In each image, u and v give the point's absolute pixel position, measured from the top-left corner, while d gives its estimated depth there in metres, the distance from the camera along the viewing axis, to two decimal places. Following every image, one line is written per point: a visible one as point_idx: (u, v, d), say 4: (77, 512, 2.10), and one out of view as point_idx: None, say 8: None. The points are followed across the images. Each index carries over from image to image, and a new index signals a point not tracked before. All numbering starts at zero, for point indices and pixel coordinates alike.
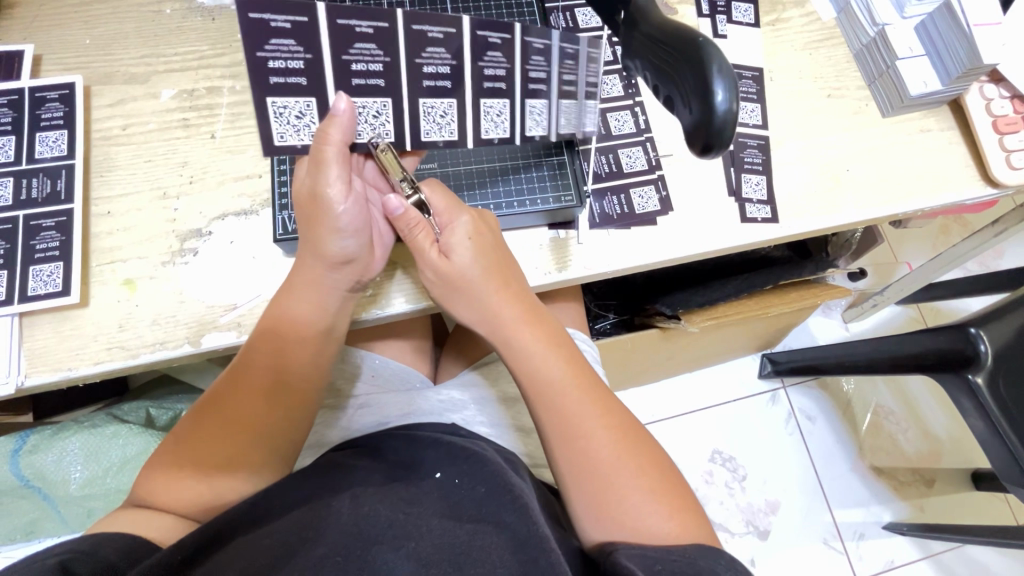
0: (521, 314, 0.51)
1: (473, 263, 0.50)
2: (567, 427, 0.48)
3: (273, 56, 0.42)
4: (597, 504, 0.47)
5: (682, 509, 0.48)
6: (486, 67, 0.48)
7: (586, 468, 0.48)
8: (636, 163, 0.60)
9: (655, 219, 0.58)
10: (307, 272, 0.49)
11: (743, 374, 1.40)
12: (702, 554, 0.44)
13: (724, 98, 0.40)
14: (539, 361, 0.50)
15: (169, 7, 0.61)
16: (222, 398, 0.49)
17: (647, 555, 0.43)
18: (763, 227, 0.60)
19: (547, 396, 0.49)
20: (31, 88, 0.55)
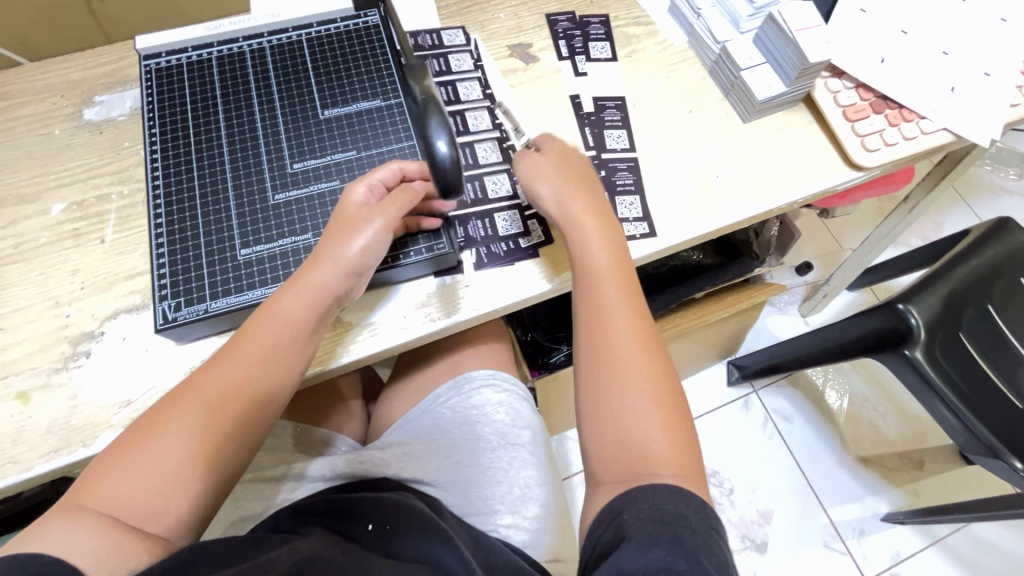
0: (579, 210, 0.55)
1: (541, 173, 0.57)
2: (597, 312, 0.52)
3: (210, 167, 0.57)
4: (608, 411, 0.49)
5: (677, 431, 0.48)
6: (376, 129, 0.60)
7: (606, 375, 0.50)
8: (503, 190, 0.63)
9: (538, 250, 0.61)
10: (313, 277, 0.50)
11: (712, 386, 1.40)
12: (675, 501, 0.43)
13: (444, 150, 0.45)
14: (590, 246, 0.54)
15: (58, 127, 0.65)
16: (203, 393, 0.46)
17: (645, 512, 0.42)
18: (643, 243, 0.62)
19: (586, 279, 0.53)
20: None
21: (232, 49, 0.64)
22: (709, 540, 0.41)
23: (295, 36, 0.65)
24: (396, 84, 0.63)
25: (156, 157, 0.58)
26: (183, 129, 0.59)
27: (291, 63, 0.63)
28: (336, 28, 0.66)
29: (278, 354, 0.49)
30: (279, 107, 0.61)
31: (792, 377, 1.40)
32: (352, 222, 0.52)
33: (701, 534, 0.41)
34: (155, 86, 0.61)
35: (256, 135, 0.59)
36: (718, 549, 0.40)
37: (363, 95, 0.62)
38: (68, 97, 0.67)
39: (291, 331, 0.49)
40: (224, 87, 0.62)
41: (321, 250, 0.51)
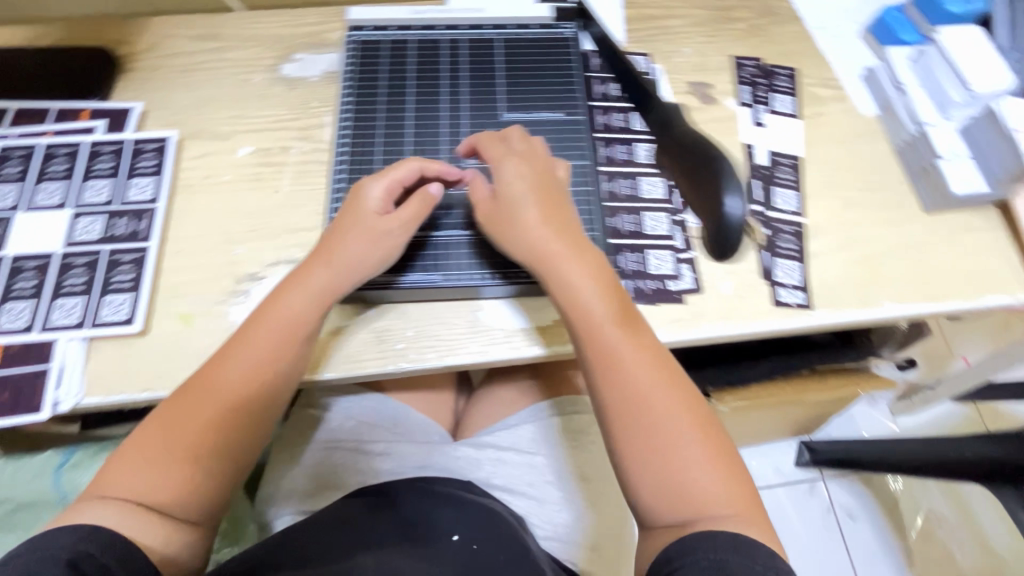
0: (567, 249, 0.51)
1: (522, 191, 0.52)
2: (615, 365, 0.48)
3: (393, 146, 0.60)
4: (655, 468, 0.46)
5: (732, 470, 0.46)
6: (554, 142, 0.61)
7: (641, 426, 0.47)
8: (659, 227, 0.62)
9: (685, 297, 0.59)
10: (315, 278, 0.52)
11: (779, 461, 1.33)
12: (738, 555, 0.41)
13: (735, 209, 0.58)
14: (580, 290, 0.50)
15: (258, 76, 0.69)
16: (214, 386, 0.49)
17: (708, 563, 0.40)
18: (796, 313, 0.59)
19: (590, 329, 0.49)
20: (133, 139, 0.63)
21: (430, 35, 0.66)
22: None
23: (491, 33, 0.67)
24: (580, 100, 0.63)
25: (347, 126, 0.61)
26: (374, 103, 0.62)
27: (483, 60, 0.65)
28: (531, 34, 0.67)
29: (282, 347, 0.50)
30: (465, 101, 0.62)
31: (866, 475, 1.31)
32: (371, 229, 0.53)
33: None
34: (357, 57, 0.65)
35: (440, 123, 0.61)
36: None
37: (545, 105, 0.63)
38: (270, 50, 0.71)
39: (299, 324, 0.51)
40: (418, 71, 0.64)
41: (327, 253, 0.53)
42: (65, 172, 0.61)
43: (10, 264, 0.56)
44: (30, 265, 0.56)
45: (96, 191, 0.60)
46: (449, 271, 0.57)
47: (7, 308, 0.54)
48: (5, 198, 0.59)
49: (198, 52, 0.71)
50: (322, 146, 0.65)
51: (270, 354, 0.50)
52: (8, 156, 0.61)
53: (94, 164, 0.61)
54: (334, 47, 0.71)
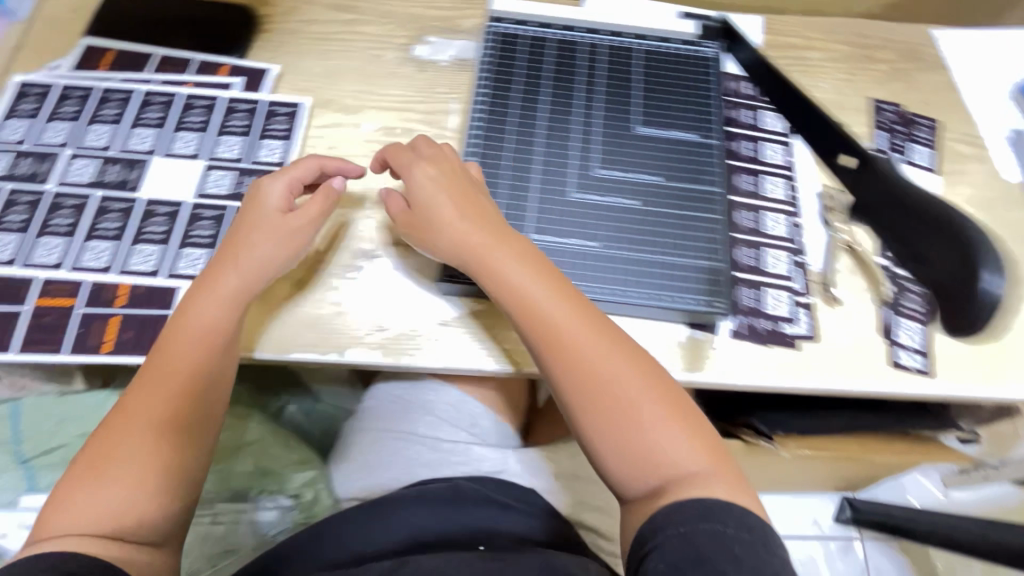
0: (491, 240, 0.50)
1: (423, 180, 0.53)
2: (563, 344, 0.46)
3: (521, 144, 0.59)
4: (620, 446, 0.44)
5: (694, 426, 0.45)
6: (686, 162, 0.59)
7: (593, 399, 0.45)
8: (779, 266, 0.60)
9: (798, 342, 0.57)
10: (229, 273, 0.51)
11: (817, 513, 1.29)
12: (713, 517, 0.40)
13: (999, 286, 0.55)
14: (517, 274, 0.49)
15: (389, 54, 0.69)
16: (151, 393, 0.47)
17: (681, 531, 0.40)
18: (915, 378, 0.56)
19: (530, 313, 0.48)
20: (268, 102, 0.64)
21: (569, 36, 0.65)
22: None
23: (631, 42, 0.65)
24: (715, 123, 0.61)
25: (478, 117, 0.60)
26: (507, 97, 0.61)
27: (620, 69, 0.63)
28: (670, 48, 0.65)
29: (208, 338, 0.49)
30: (598, 107, 0.61)
31: (908, 544, 1.26)
32: (277, 226, 0.52)
33: (766, 563, 0.39)
34: (494, 49, 0.64)
35: (571, 127, 0.60)
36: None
37: (680, 123, 0.61)
38: (403, 29, 0.71)
39: (225, 317, 0.50)
40: (553, 71, 0.63)
41: (233, 252, 0.52)
42: (201, 125, 0.62)
43: (143, 207, 0.58)
44: (160, 211, 0.58)
45: (229, 148, 0.61)
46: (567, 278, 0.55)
47: (136, 249, 0.56)
48: (145, 142, 0.61)
49: (334, 22, 0.71)
50: (446, 133, 0.65)
51: (196, 351, 0.48)
52: (150, 102, 0.63)
53: (229, 121, 0.62)
54: (466, 35, 0.71)
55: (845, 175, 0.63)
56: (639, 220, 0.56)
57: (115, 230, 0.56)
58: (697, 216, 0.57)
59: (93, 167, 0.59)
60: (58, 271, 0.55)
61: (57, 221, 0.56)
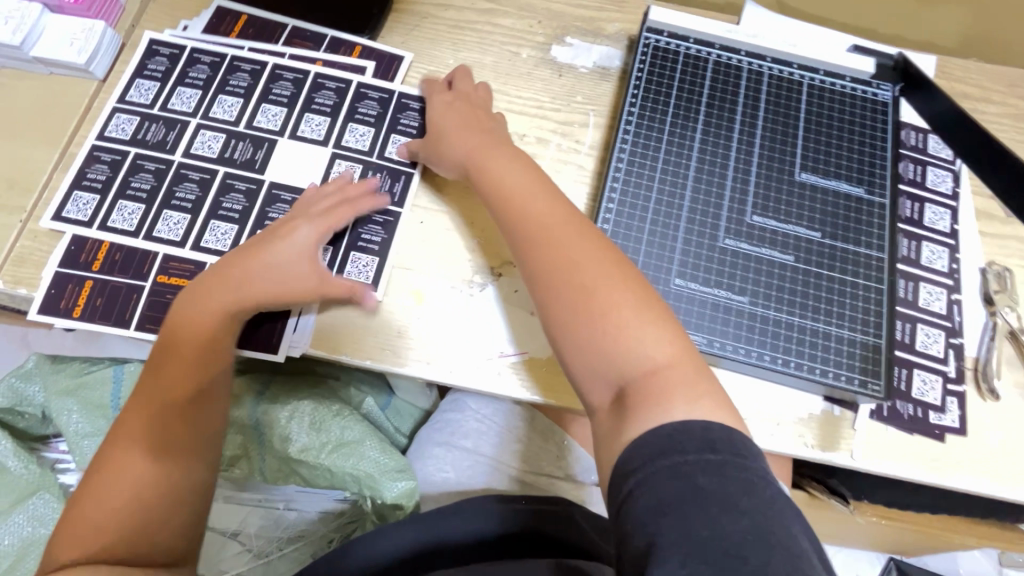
0: (482, 145, 0.53)
1: (444, 111, 0.57)
2: (535, 243, 0.47)
3: (671, 176, 0.54)
4: (589, 343, 0.43)
5: (665, 324, 0.43)
6: (851, 221, 0.54)
7: (559, 289, 0.45)
8: (932, 345, 0.54)
9: (945, 435, 0.52)
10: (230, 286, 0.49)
11: (859, 569, 1.24)
12: (695, 444, 0.36)
13: None
14: (503, 173, 0.51)
15: (526, 52, 0.65)
16: (149, 411, 0.48)
17: (655, 451, 0.36)
18: None
19: (509, 214, 0.49)
20: (400, 93, 0.61)
21: (732, 60, 0.59)
22: (759, 515, 0.33)
23: (797, 73, 0.59)
24: (885, 177, 0.55)
25: (626, 139, 0.56)
26: (658, 121, 0.56)
27: (784, 102, 0.58)
28: (840, 86, 0.59)
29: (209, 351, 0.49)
30: (758, 145, 0.56)
31: None
32: (286, 264, 0.50)
33: (740, 486, 0.34)
34: (649, 64, 0.59)
35: (727, 164, 0.55)
36: (781, 541, 0.32)
37: (844, 174, 0.56)
38: (543, 25, 0.66)
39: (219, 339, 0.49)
40: (711, 97, 0.57)
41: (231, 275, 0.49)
42: (330, 108, 0.59)
43: (267, 190, 0.56)
44: (285, 197, 0.56)
45: (357, 138, 0.58)
46: (711, 332, 0.50)
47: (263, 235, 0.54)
48: (273, 120, 0.58)
49: (470, 9, 0.66)
50: (581, 148, 0.60)
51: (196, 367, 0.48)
52: (280, 77, 0.60)
53: (359, 108, 0.59)
54: (610, 40, 0.65)
55: None
56: (793, 279, 0.51)
57: (238, 211, 0.55)
58: (857, 283, 0.52)
59: (220, 141, 0.57)
60: (180, 248, 0.53)
61: (181, 194, 0.55)
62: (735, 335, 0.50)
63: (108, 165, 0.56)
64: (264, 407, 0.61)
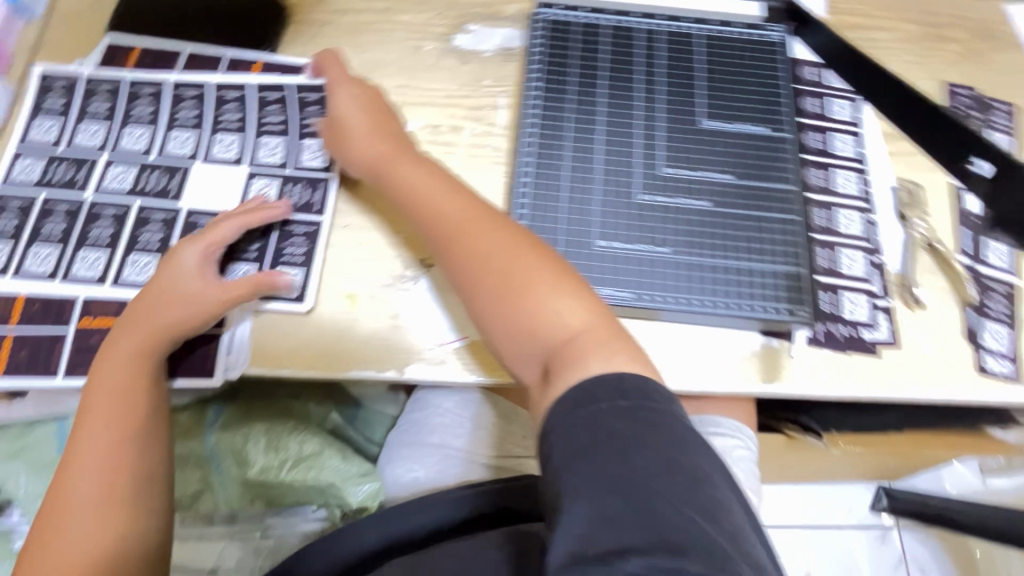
0: (391, 149, 0.53)
1: (350, 105, 0.56)
2: (451, 232, 0.48)
3: (582, 143, 0.55)
4: (508, 323, 0.44)
5: (575, 288, 0.44)
6: (760, 159, 0.55)
7: (476, 273, 0.46)
8: (855, 267, 0.56)
9: (879, 349, 0.54)
10: (132, 324, 0.49)
11: (853, 502, 1.27)
12: (612, 393, 0.36)
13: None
14: (413, 171, 0.52)
15: (429, 45, 0.65)
16: (75, 465, 0.47)
17: (574, 409, 0.36)
18: (1001, 385, 0.53)
19: (423, 211, 0.50)
20: (298, 87, 0.60)
21: (626, 23, 0.60)
22: (669, 450, 0.34)
23: (690, 27, 0.61)
24: (786, 113, 0.57)
25: (533, 113, 0.57)
26: (561, 92, 0.57)
27: (681, 56, 0.59)
28: (732, 33, 0.61)
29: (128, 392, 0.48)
30: (662, 101, 0.57)
31: (945, 531, 1.24)
32: (178, 289, 0.49)
33: (652, 427, 0.35)
34: (546, 39, 0.60)
35: (634, 123, 0.56)
36: (687, 471, 0.34)
37: (749, 114, 0.57)
38: (442, 17, 0.66)
39: (125, 385, 0.48)
40: (610, 61, 0.59)
41: (132, 317, 0.49)
42: (238, 123, 0.59)
43: (185, 218, 0.55)
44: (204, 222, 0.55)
45: (269, 150, 0.58)
46: (639, 285, 0.51)
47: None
48: (183, 145, 0.58)
49: (368, 11, 0.66)
50: (495, 130, 0.61)
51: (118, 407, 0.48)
52: (183, 102, 0.59)
53: (265, 118, 0.59)
54: (510, 22, 0.66)
55: (984, 186, 0.57)
56: (713, 225, 0.53)
57: (157, 242, 0.54)
58: (773, 217, 0.53)
59: (131, 173, 0.56)
60: (101, 286, 0.52)
61: (97, 232, 0.54)
62: (663, 286, 0.51)
63: (16, 212, 0.54)
64: (218, 436, 0.61)
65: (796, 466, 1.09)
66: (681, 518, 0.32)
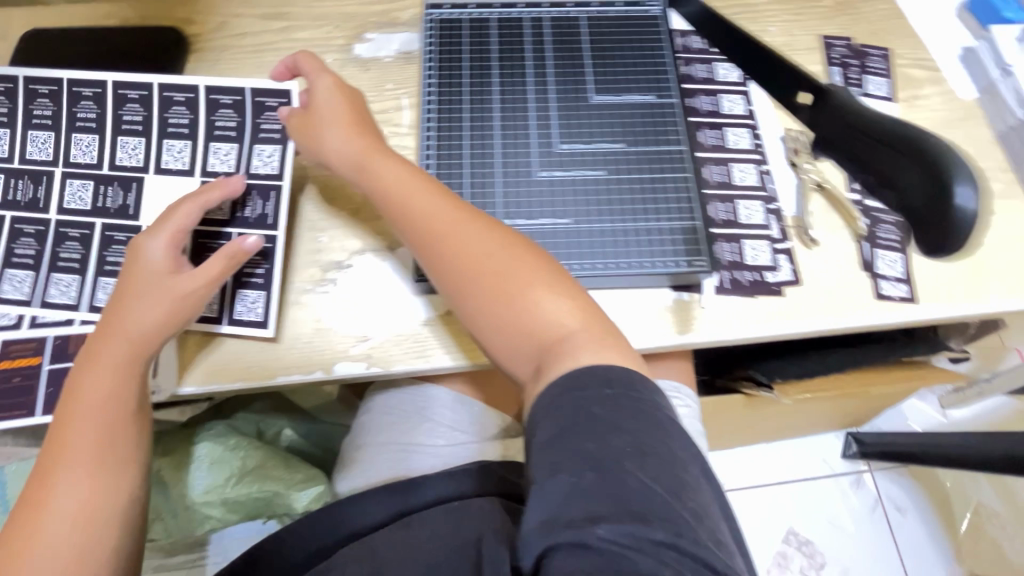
0: (367, 146, 0.52)
1: (326, 99, 0.54)
2: (432, 229, 0.47)
3: (479, 131, 0.58)
4: (498, 322, 0.44)
5: (564, 285, 0.45)
6: (650, 126, 0.58)
7: (462, 273, 0.45)
8: (754, 215, 0.59)
9: (783, 289, 0.57)
10: (115, 333, 0.48)
11: (825, 453, 1.30)
12: (598, 383, 0.38)
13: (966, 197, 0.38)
14: (389, 168, 0.50)
15: (330, 58, 0.67)
16: (46, 486, 0.43)
17: (561, 399, 0.37)
18: (898, 307, 0.57)
19: (398, 210, 0.49)
20: (160, 84, 0.56)
21: (512, 13, 0.63)
22: (643, 431, 0.36)
23: (573, 11, 0.63)
24: (671, 81, 0.60)
25: (431, 109, 0.59)
26: (456, 86, 0.60)
27: (567, 39, 0.62)
28: (613, 11, 0.64)
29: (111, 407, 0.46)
30: (554, 83, 0.60)
31: (915, 467, 1.28)
32: (155, 286, 0.49)
33: (631, 412, 0.36)
34: (437, 37, 0.62)
35: (528, 107, 0.59)
36: (657, 450, 0.35)
37: (637, 87, 0.60)
38: (340, 29, 0.68)
39: (107, 401, 0.46)
40: (501, 51, 0.61)
41: (113, 320, 0.48)
42: (185, 128, 0.57)
43: (101, 233, 0.55)
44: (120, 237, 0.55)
45: (177, 157, 0.56)
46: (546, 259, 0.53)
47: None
48: (88, 152, 0.56)
49: (268, 32, 0.68)
50: (401, 130, 0.63)
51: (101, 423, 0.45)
52: None
53: (170, 119, 0.56)
54: (406, 27, 0.68)
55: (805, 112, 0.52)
56: (612, 193, 0.55)
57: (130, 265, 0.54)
58: (668, 178, 0.56)
59: (49, 186, 0.56)
60: (31, 305, 0.54)
61: (66, 256, 0.55)
62: (568, 255, 0.53)
63: None
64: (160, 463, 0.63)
65: (760, 423, 1.12)
66: (653, 494, 0.34)
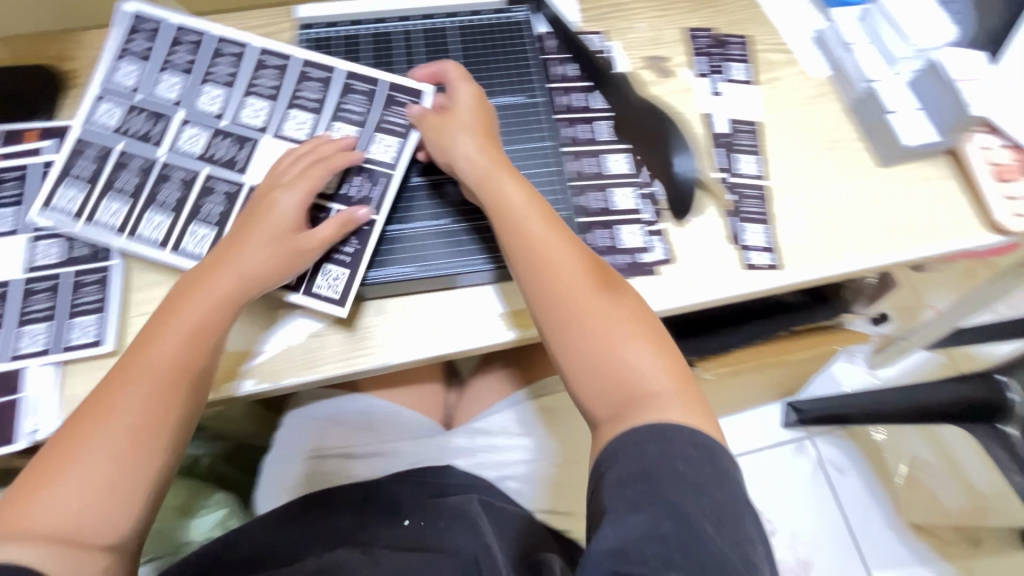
0: (494, 162, 0.54)
1: (468, 110, 0.57)
2: (535, 265, 0.50)
3: None
4: (584, 358, 0.47)
5: (655, 335, 0.49)
6: (519, 126, 0.63)
7: (567, 316, 0.48)
8: (626, 201, 0.62)
9: (657, 268, 0.60)
10: (229, 273, 0.50)
11: (766, 424, 1.34)
12: (679, 443, 0.42)
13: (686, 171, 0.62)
14: (507, 191, 0.53)
15: None
16: (126, 395, 0.46)
17: (643, 455, 0.41)
18: (765, 274, 0.60)
19: (514, 239, 0.51)
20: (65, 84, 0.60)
21: (383, 28, 0.65)
22: (716, 492, 0.40)
23: (443, 21, 0.66)
24: (538, 83, 0.65)
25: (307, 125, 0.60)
26: None
27: (438, 50, 0.65)
28: (482, 20, 0.67)
29: (191, 344, 0.49)
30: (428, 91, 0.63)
31: (850, 428, 1.33)
32: (276, 233, 0.52)
33: (711, 475, 0.41)
34: None
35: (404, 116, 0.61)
36: (727, 512, 0.39)
37: (507, 90, 0.64)
38: None
39: (213, 318, 0.50)
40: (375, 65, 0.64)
41: (220, 260, 0.51)
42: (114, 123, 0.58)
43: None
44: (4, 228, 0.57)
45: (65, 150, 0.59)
46: (423, 261, 0.57)
47: (24, 331, 0.54)
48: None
49: None
50: None
51: (183, 360, 0.48)
52: None
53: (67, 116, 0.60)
54: None
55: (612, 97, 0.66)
56: None
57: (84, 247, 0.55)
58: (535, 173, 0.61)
59: None
60: None
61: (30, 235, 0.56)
62: (443, 253, 0.58)
63: None
64: None
65: None
66: (714, 540, 0.38)
